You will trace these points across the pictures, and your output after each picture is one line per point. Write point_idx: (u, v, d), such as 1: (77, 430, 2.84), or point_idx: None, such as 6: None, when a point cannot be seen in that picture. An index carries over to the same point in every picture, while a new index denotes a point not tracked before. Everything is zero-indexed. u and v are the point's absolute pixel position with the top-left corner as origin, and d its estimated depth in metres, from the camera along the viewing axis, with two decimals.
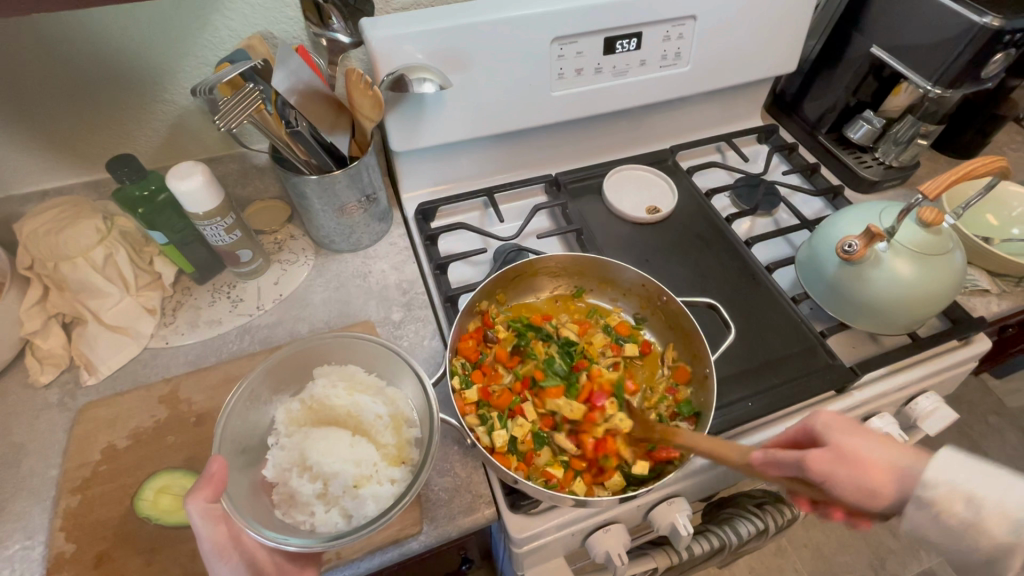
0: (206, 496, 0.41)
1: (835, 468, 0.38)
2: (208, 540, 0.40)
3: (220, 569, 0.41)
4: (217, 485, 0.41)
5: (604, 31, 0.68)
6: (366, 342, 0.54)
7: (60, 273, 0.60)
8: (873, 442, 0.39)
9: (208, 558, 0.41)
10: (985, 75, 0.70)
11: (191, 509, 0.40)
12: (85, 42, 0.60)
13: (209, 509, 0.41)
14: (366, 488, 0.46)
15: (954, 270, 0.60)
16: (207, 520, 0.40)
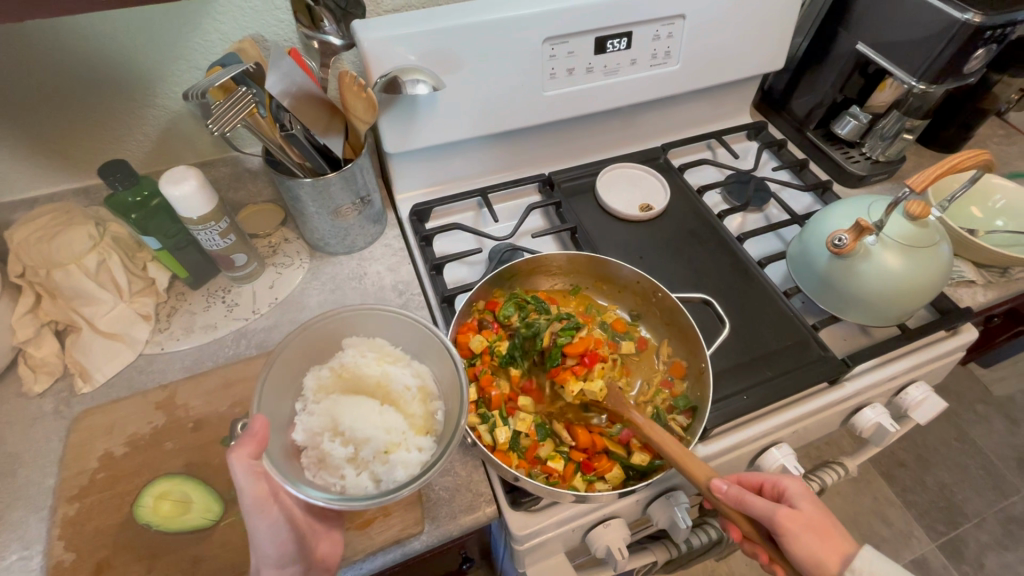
0: (249, 452, 0.40)
1: (801, 531, 0.42)
2: (251, 494, 0.40)
3: (258, 522, 0.41)
4: (259, 442, 0.41)
5: (594, 31, 0.69)
6: (398, 315, 0.53)
7: (53, 280, 0.60)
8: (833, 525, 0.43)
9: (248, 512, 0.41)
10: (967, 71, 0.72)
11: (235, 465, 0.39)
12: (74, 48, 0.60)
13: (252, 465, 0.40)
14: (396, 455, 0.45)
15: (941, 261, 0.61)
16: (251, 475, 0.40)
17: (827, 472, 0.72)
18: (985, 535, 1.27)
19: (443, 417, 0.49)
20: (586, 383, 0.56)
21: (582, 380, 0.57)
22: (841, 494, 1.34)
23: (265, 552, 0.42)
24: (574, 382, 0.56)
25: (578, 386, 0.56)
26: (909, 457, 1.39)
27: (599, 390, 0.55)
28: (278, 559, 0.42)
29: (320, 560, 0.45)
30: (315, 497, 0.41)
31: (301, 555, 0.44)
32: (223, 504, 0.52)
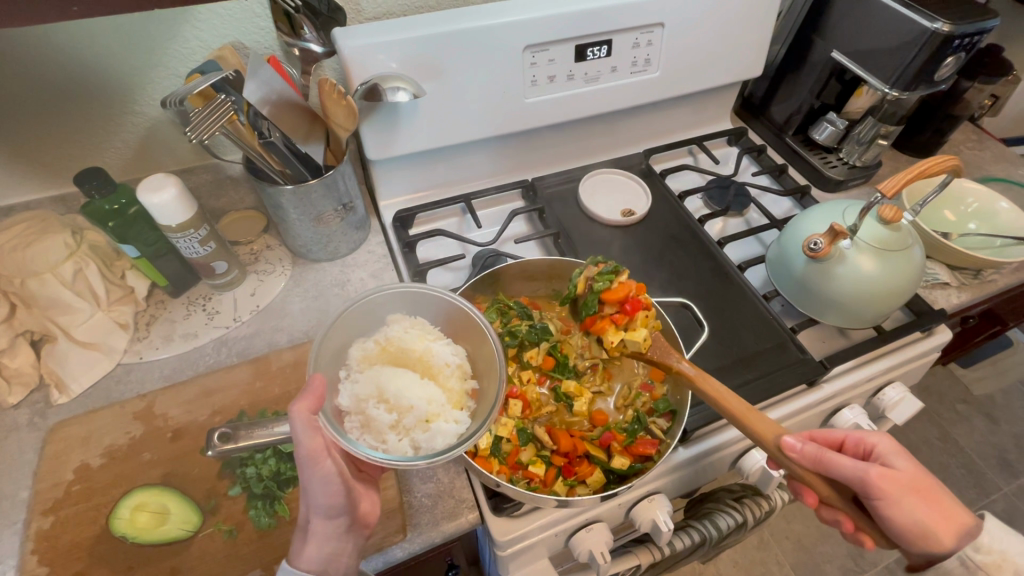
0: (309, 406, 0.41)
1: (897, 491, 0.43)
2: (306, 447, 0.41)
3: (311, 473, 0.41)
4: (318, 398, 0.41)
5: (574, 39, 0.70)
6: (443, 297, 0.52)
7: (28, 289, 0.59)
8: (931, 484, 0.45)
9: (303, 462, 0.41)
10: (938, 78, 0.74)
11: (295, 417, 0.40)
12: (49, 56, 0.59)
13: (310, 418, 0.41)
14: (435, 425, 0.44)
15: (913, 266, 0.62)
16: (308, 428, 0.40)
17: None
18: None
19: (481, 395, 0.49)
20: (628, 333, 0.56)
21: (623, 330, 0.57)
22: None
23: (316, 502, 0.43)
24: (614, 334, 0.57)
25: (619, 337, 0.56)
26: None
27: (643, 340, 0.56)
28: (327, 509, 0.43)
29: (364, 516, 0.47)
30: (371, 455, 0.41)
31: (347, 509, 0.44)
32: (202, 516, 0.52)
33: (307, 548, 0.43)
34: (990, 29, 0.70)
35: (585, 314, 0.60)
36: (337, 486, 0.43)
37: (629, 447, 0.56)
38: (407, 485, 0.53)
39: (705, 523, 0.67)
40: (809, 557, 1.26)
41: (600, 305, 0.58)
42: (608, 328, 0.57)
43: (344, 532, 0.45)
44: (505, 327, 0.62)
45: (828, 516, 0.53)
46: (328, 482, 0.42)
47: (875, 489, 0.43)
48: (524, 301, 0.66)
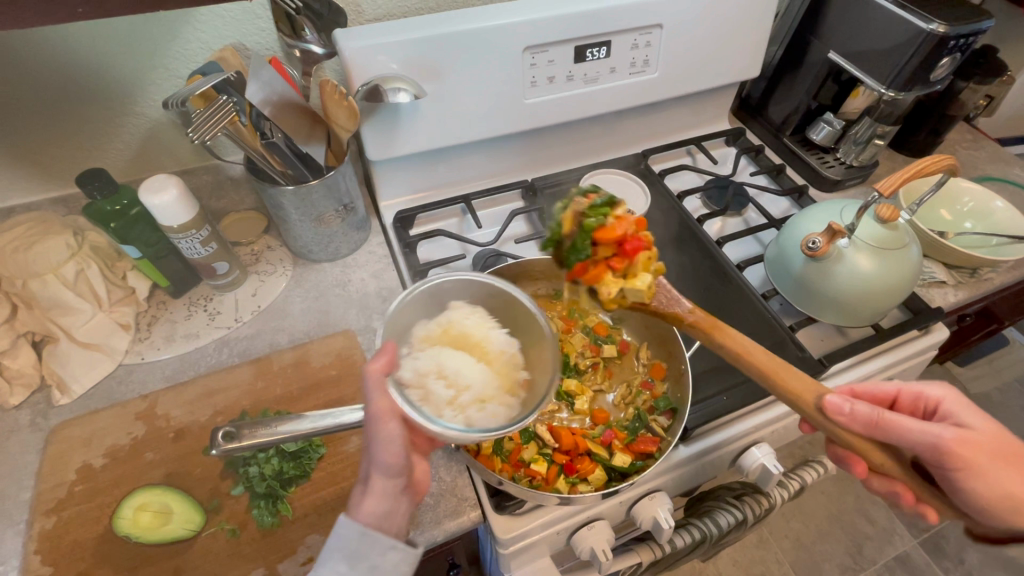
0: (381, 367, 0.43)
1: (977, 457, 0.43)
2: (375, 405, 0.42)
3: (377, 432, 0.42)
4: (389, 360, 0.43)
5: (573, 40, 0.70)
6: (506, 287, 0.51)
7: (30, 290, 0.59)
8: (1015, 453, 0.45)
9: (371, 420, 0.42)
10: (933, 79, 0.75)
11: (369, 374, 0.42)
12: (49, 57, 0.59)
13: (381, 380, 0.42)
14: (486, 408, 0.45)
15: (911, 264, 0.63)
16: (378, 387, 0.42)
17: (807, 471, 0.73)
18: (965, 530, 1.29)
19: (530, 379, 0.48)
20: (629, 281, 0.49)
21: (623, 276, 0.50)
22: (826, 493, 1.34)
23: (377, 461, 0.43)
24: (614, 283, 0.49)
25: (620, 285, 0.49)
26: None
27: (646, 287, 0.50)
28: (388, 468, 0.43)
29: (417, 482, 0.47)
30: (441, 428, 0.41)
31: (405, 471, 0.44)
32: (205, 515, 0.52)
33: (367, 502, 0.43)
34: (984, 30, 0.70)
35: (572, 261, 0.50)
36: (399, 446, 0.43)
37: (630, 444, 0.57)
38: None
39: (705, 521, 0.67)
40: (808, 556, 1.26)
41: (594, 248, 0.49)
42: (610, 275, 0.49)
43: (401, 494, 0.45)
44: None
45: (880, 487, 0.53)
46: (391, 443, 0.42)
47: (951, 456, 0.43)
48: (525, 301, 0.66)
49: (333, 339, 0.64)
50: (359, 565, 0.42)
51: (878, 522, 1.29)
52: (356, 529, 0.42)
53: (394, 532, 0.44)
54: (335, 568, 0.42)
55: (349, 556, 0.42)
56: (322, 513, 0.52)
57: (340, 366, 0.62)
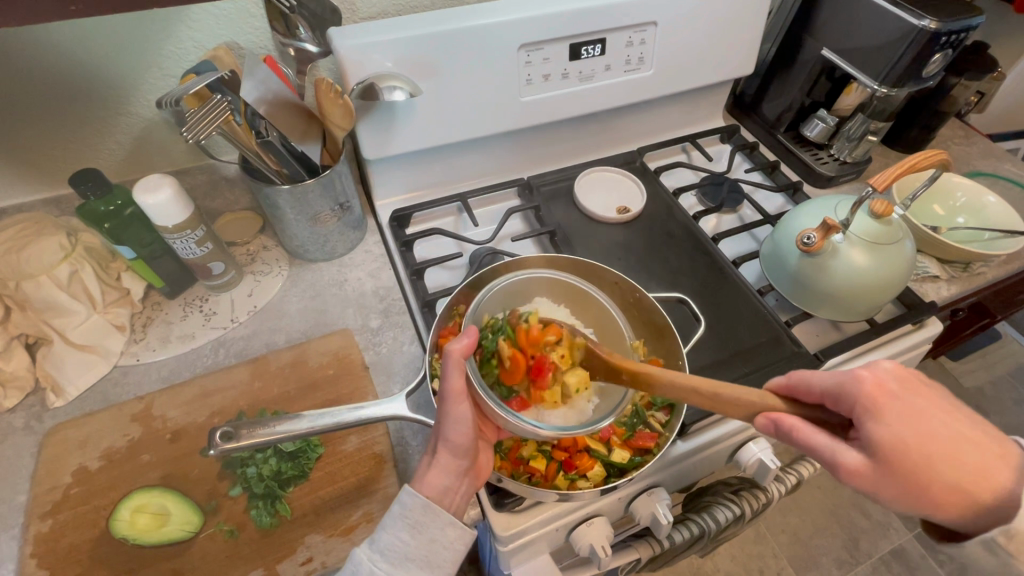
0: (462, 350, 0.46)
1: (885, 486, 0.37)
2: (450, 384, 0.46)
3: (450, 411, 0.46)
4: (470, 345, 0.47)
5: (568, 38, 0.70)
6: (585, 287, 0.60)
7: (22, 292, 0.58)
8: (945, 457, 0.36)
9: (445, 398, 0.46)
10: (926, 74, 0.75)
11: (450, 353, 0.46)
12: (41, 57, 0.59)
13: (460, 361, 0.46)
14: (562, 408, 0.52)
15: (905, 257, 0.63)
16: (456, 367, 0.46)
17: (804, 465, 0.73)
18: None
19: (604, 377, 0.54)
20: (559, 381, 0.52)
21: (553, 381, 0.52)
22: (822, 488, 1.35)
23: (446, 437, 0.47)
24: (552, 393, 0.52)
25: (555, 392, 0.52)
26: None
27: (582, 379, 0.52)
28: (454, 446, 0.47)
29: (479, 466, 0.49)
30: (524, 424, 0.46)
31: (468, 454, 0.47)
32: (203, 516, 0.52)
33: (429, 476, 0.47)
34: (974, 27, 0.71)
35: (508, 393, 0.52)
36: (467, 427, 0.47)
37: (628, 441, 0.57)
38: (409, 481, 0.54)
39: (704, 516, 0.67)
40: (805, 550, 1.27)
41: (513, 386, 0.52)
42: (544, 383, 0.51)
43: (463, 475, 0.48)
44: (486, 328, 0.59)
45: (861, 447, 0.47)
46: (460, 423, 0.46)
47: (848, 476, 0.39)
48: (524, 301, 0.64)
49: (331, 338, 0.64)
50: (420, 535, 0.45)
51: (873, 516, 1.30)
52: (419, 501, 0.45)
53: (452, 509, 0.47)
54: (398, 535, 0.45)
55: (410, 526, 0.45)
56: (321, 512, 0.52)
57: (337, 365, 0.62)
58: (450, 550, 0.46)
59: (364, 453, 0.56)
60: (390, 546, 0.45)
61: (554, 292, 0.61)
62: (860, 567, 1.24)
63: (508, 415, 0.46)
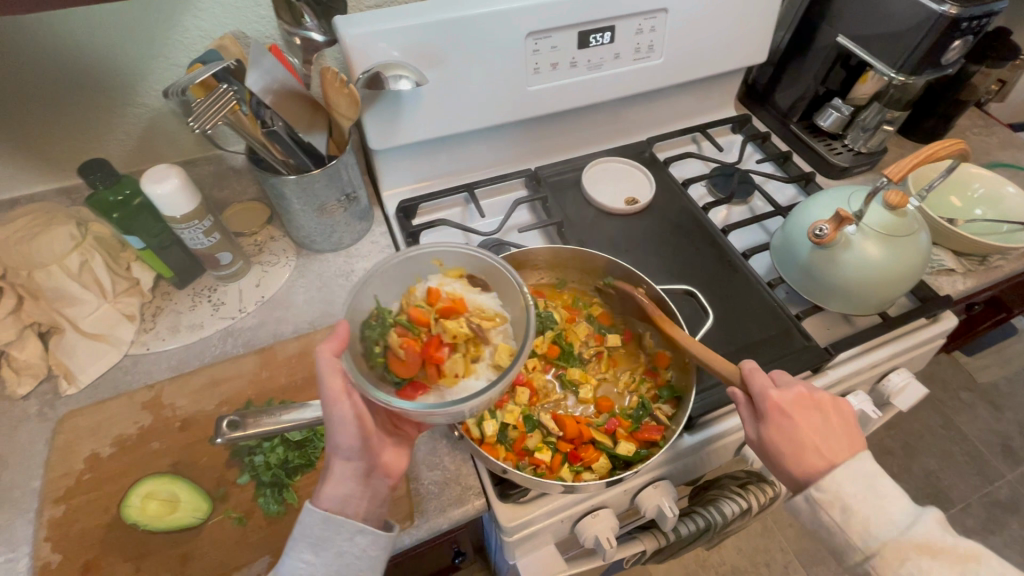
0: (332, 349, 0.45)
1: (765, 457, 0.49)
2: (328, 387, 0.44)
3: (334, 414, 0.45)
4: (341, 342, 0.45)
5: (577, 25, 0.69)
6: (471, 253, 0.50)
7: (35, 282, 0.59)
8: (800, 460, 0.46)
9: (326, 401, 0.45)
10: (945, 62, 0.73)
11: (319, 357, 0.44)
12: (49, 47, 0.59)
13: (333, 361, 0.45)
14: (463, 386, 0.45)
15: (919, 250, 0.62)
16: (329, 368, 0.44)
17: None
18: (971, 519, 1.29)
19: (510, 339, 0.47)
20: (454, 361, 0.45)
21: (448, 360, 0.45)
22: None
23: (336, 441, 0.46)
24: (451, 369, 0.45)
25: (452, 372, 0.45)
26: (896, 444, 1.40)
27: (489, 352, 0.46)
28: (346, 451, 0.46)
29: (386, 465, 0.49)
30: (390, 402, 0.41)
31: (365, 455, 0.47)
32: (211, 503, 0.52)
33: (326, 487, 0.46)
34: (997, 11, 0.69)
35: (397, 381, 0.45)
36: (353, 429, 0.46)
37: (634, 433, 0.57)
38: (414, 472, 0.55)
39: (710, 509, 0.67)
40: (812, 545, 1.26)
41: (405, 373, 0.45)
42: (441, 360, 0.45)
43: (363, 478, 0.47)
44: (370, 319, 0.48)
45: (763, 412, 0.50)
46: (347, 425, 0.45)
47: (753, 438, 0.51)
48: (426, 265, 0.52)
49: None
50: (326, 553, 0.44)
51: None
52: (319, 515, 0.44)
53: (356, 515, 0.46)
54: (302, 557, 0.44)
55: (313, 545, 0.44)
56: None
57: None
58: (365, 558, 0.45)
59: None
60: (296, 569, 0.44)
61: (441, 266, 0.52)
62: None
63: (373, 391, 0.42)
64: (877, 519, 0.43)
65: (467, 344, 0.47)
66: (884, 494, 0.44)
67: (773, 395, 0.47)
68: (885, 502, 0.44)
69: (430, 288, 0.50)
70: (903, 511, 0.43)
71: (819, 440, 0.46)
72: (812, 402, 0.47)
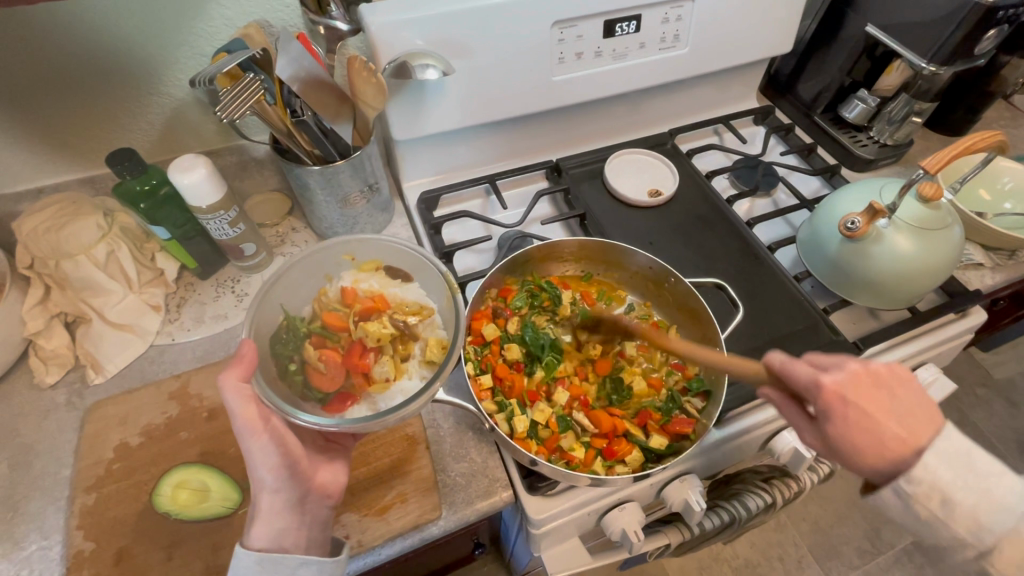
0: (238, 374, 0.44)
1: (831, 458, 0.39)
2: (240, 416, 0.43)
3: (251, 444, 0.43)
4: (247, 365, 0.44)
5: (603, 14, 0.68)
6: (386, 246, 0.56)
7: (62, 271, 0.59)
8: (883, 440, 0.36)
9: (241, 434, 0.43)
10: (978, 51, 0.71)
11: (224, 384, 0.43)
12: (75, 35, 0.59)
13: (241, 387, 0.43)
14: (396, 385, 0.50)
15: (952, 245, 0.61)
16: (237, 396, 0.43)
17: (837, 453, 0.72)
18: None
19: (438, 333, 0.53)
20: (380, 364, 0.51)
21: (374, 364, 0.51)
22: (845, 477, 1.34)
23: (259, 475, 0.45)
24: (380, 373, 0.51)
25: (380, 376, 0.51)
26: None
27: (418, 351, 0.53)
28: (270, 483, 0.45)
29: (322, 486, 0.48)
30: (310, 421, 0.43)
31: (294, 482, 0.45)
32: (241, 493, 0.53)
33: (257, 526, 0.44)
34: None
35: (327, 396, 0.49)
36: (274, 458, 0.44)
37: (665, 426, 0.57)
38: (441, 464, 0.55)
39: (735, 503, 0.66)
40: (825, 539, 1.26)
41: (335, 383, 0.49)
42: (367, 362, 0.51)
43: (298, 507, 0.45)
44: (287, 330, 0.51)
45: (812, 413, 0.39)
46: (267, 453, 0.44)
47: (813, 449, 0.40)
48: (342, 266, 0.57)
49: None
50: None
51: None
52: (253, 558, 0.43)
53: (299, 546, 0.45)
54: None
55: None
56: (355, 491, 0.52)
57: None
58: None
59: (397, 434, 0.56)
60: None
61: (354, 261, 0.57)
62: (881, 558, 1.24)
63: (289, 412, 0.43)
64: (990, 504, 0.37)
65: (394, 344, 0.53)
66: (989, 470, 0.37)
67: (826, 382, 0.37)
68: (984, 490, 0.37)
69: (345, 288, 0.56)
70: (1015, 493, 0.37)
71: (894, 426, 0.36)
72: (870, 375, 0.37)
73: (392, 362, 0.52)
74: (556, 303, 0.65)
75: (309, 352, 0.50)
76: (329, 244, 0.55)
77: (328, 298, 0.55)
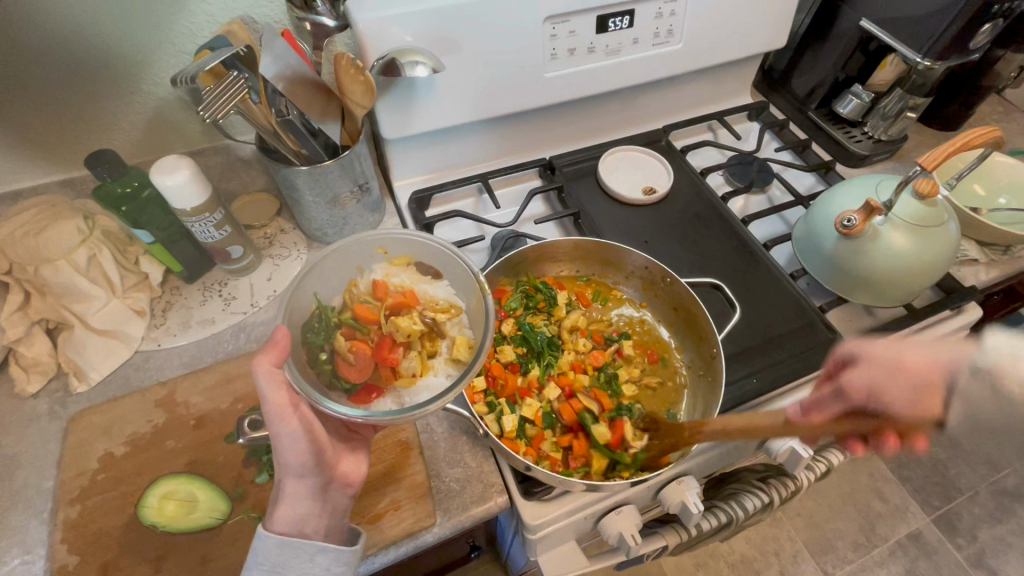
0: (271, 359, 0.43)
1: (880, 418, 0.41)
2: (271, 400, 0.42)
3: (279, 429, 0.43)
4: (280, 351, 0.44)
5: (595, 10, 0.67)
6: (410, 239, 0.53)
7: (42, 277, 0.57)
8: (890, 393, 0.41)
9: (270, 418, 0.43)
10: (973, 46, 0.71)
11: (258, 368, 0.42)
12: (51, 32, 0.57)
13: (273, 371, 0.43)
14: (422, 381, 0.48)
15: (948, 241, 0.60)
16: (269, 379, 0.42)
17: (833, 452, 0.71)
18: (978, 508, 1.30)
19: (464, 331, 0.51)
20: (407, 360, 0.49)
21: (402, 360, 0.49)
22: (839, 472, 1.34)
23: (285, 460, 0.44)
24: (408, 368, 0.49)
25: (407, 372, 0.49)
26: None
27: (446, 349, 0.51)
28: (298, 468, 0.44)
29: (345, 475, 0.46)
30: (337, 410, 0.42)
31: (319, 469, 0.44)
32: (230, 503, 0.51)
33: (279, 510, 0.43)
34: None
35: (352, 388, 0.47)
36: (302, 444, 0.43)
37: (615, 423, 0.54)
38: (435, 469, 0.54)
39: (733, 504, 0.66)
40: (821, 534, 1.27)
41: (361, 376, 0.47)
42: (395, 356, 0.49)
43: (320, 494, 0.45)
44: (319, 320, 0.49)
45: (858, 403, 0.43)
46: (296, 439, 0.43)
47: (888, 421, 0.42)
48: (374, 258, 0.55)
49: None
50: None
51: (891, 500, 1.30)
52: (273, 541, 0.42)
53: (320, 534, 0.44)
54: None
55: None
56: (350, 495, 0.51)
57: None
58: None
59: (391, 440, 0.55)
60: None
61: (386, 254, 0.55)
62: (875, 551, 1.24)
63: (318, 399, 0.42)
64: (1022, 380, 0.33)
65: (422, 340, 0.51)
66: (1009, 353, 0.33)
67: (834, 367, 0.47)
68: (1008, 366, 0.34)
69: (375, 280, 0.54)
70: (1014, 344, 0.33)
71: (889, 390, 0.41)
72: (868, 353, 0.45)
73: (416, 360, 0.49)
74: (550, 303, 0.64)
75: (340, 343, 0.48)
76: (363, 235, 0.53)
77: (361, 288, 0.53)
